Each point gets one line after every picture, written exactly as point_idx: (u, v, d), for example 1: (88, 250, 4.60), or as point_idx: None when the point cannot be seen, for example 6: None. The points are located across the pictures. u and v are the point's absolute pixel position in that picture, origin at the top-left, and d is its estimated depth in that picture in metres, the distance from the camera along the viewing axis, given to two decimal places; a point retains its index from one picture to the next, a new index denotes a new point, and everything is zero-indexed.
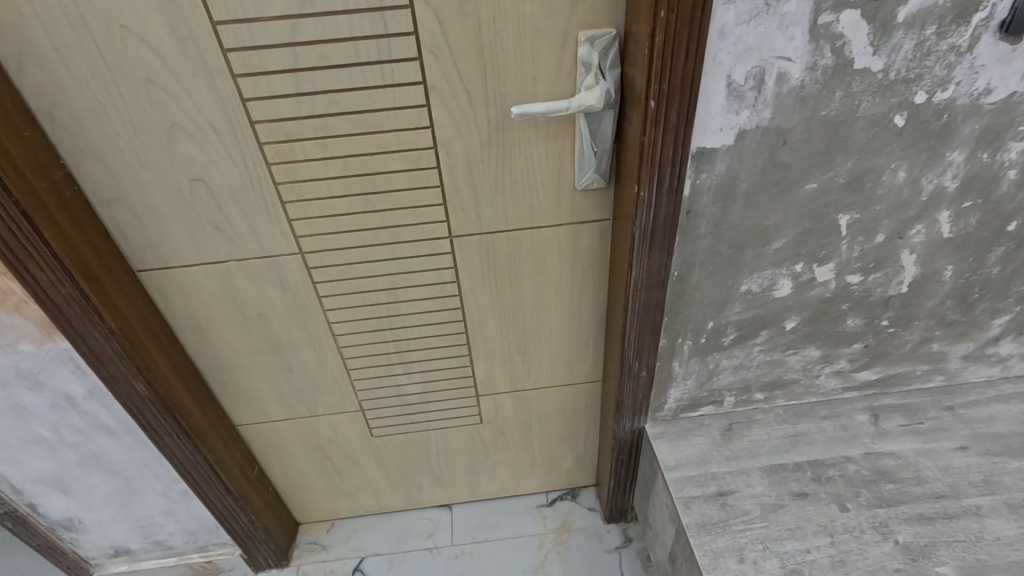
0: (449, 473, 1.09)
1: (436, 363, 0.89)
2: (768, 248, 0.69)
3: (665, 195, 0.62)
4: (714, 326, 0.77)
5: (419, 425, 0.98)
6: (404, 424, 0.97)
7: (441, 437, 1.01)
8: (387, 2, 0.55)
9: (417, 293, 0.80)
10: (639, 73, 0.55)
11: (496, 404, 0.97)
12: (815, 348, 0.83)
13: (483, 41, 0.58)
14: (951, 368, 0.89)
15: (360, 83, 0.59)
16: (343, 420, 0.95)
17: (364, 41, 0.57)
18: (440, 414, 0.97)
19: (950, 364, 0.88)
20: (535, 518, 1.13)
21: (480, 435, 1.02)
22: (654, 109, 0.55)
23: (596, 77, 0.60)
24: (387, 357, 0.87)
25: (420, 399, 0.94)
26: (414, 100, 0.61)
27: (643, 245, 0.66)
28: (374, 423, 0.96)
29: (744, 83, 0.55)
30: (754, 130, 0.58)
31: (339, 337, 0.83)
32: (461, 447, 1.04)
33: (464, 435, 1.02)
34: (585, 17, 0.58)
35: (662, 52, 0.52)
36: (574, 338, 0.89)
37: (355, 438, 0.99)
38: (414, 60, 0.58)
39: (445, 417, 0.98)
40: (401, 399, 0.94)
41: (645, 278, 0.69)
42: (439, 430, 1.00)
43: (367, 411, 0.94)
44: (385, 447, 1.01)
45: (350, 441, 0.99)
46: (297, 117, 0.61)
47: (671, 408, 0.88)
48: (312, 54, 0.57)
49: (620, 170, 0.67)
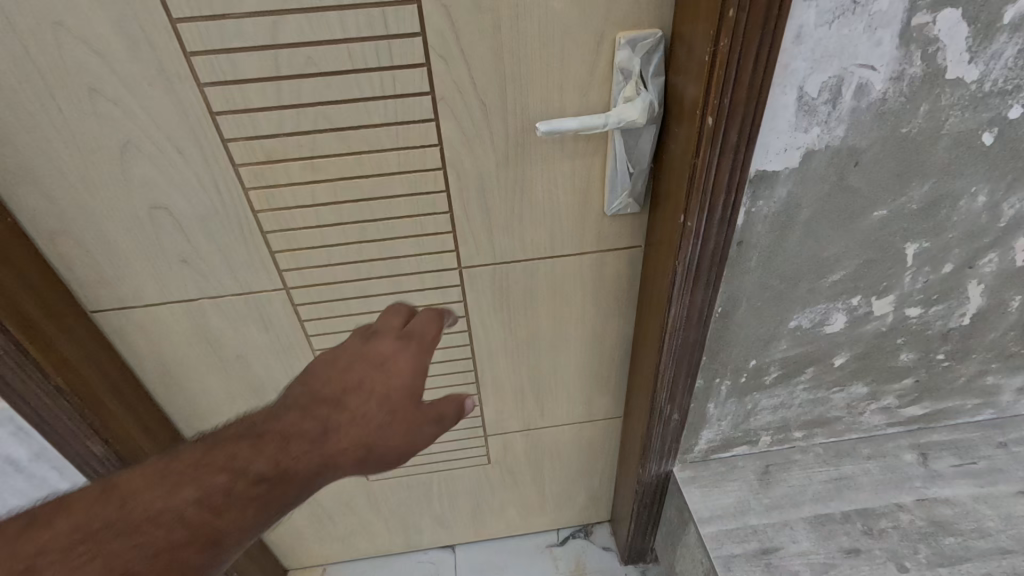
0: (453, 515, 1.00)
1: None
2: (824, 280, 0.61)
3: (715, 225, 0.53)
4: (756, 365, 0.69)
5: (420, 468, 0.89)
6: (404, 467, 0.88)
7: (444, 479, 0.92)
8: None
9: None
10: (694, 84, 0.46)
11: (506, 444, 0.88)
12: (862, 384, 0.75)
13: (504, 43, 0.48)
14: (1003, 401, 0.81)
15: (355, 93, 0.49)
16: None
17: (359, 44, 0.47)
18: (443, 456, 0.87)
19: (1004, 397, 0.81)
20: (546, 560, 1.04)
21: (486, 476, 0.93)
22: (711, 128, 0.46)
23: (636, 87, 0.51)
24: None
25: None
26: (420, 114, 0.51)
27: (686, 280, 0.57)
28: None
29: (817, 96, 0.46)
30: (823, 150, 0.50)
31: None
32: (466, 488, 0.94)
33: (469, 476, 0.92)
34: (625, 16, 0.48)
35: (727, 60, 0.43)
36: (595, 373, 0.79)
37: (348, 483, 0.89)
38: (420, 67, 0.48)
39: (449, 459, 0.88)
40: None
41: (685, 316, 0.60)
42: (442, 473, 0.90)
43: None
44: (383, 491, 0.91)
45: (343, 486, 0.89)
46: (279, 134, 0.50)
47: (702, 449, 0.80)
48: (296, 59, 0.47)
49: (658, 193, 0.58)
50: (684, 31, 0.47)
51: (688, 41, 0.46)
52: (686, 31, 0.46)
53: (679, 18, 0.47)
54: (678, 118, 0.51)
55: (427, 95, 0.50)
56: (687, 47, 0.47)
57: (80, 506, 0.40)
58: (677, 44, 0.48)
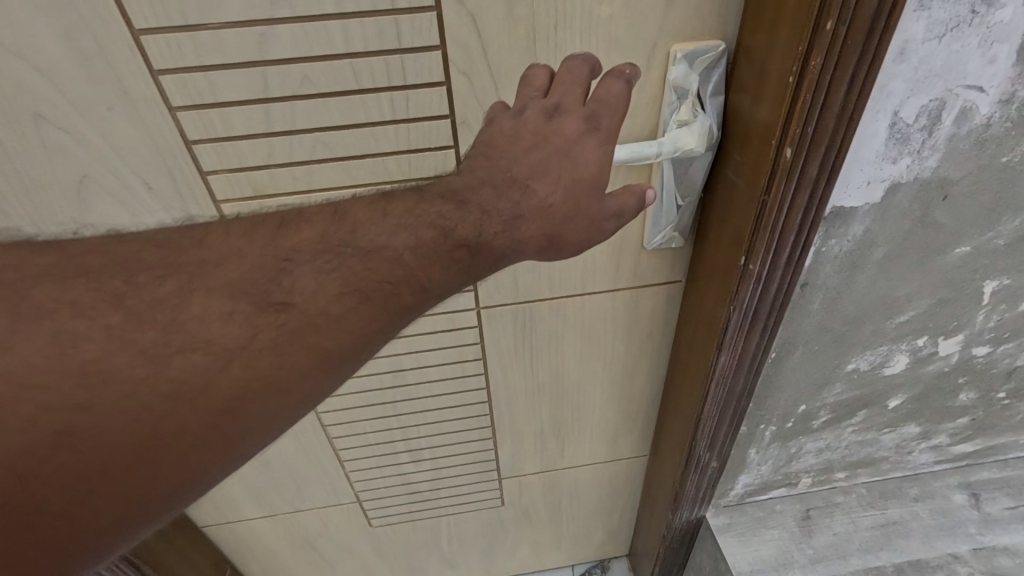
0: (464, 556, 0.92)
1: (452, 449, 0.72)
2: (890, 322, 0.54)
3: (781, 267, 0.45)
4: (805, 409, 0.62)
5: (429, 513, 0.81)
6: (411, 512, 0.80)
7: (454, 522, 0.84)
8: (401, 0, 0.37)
9: (430, 374, 0.62)
10: (768, 108, 0.38)
11: (521, 486, 0.80)
12: (914, 424, 0.68)
13: (539, 57, 0.40)
14: None
15: (360, 117, 0.41)
16: (335, 513, 0.77)
17: (367, 58, 0.39)
18: (454, 500, 0.80)
19: None
20: None
21: (500, 518, 0.86)
22: (789, 161, 0.39)
23: (693, 107, 0.43)
24: (390, 445, 0.69)
25: (431, 486, 0.77)
26: (437, 140, 0.43)
27: (740, 326, 0.50)
28: (374, 514, 0.79)
29: (913, 123, 0.39)
30: (911, 183, 0.42)
31: (330, 427, 0.65)
32: (477, 530, 0.87)
33: (482, 519, 0.85)
34: (682, 24, 0.40)
35: (816, 82, 0.35)
36: (621, 413, 0.72)
37: (349, 530, 0.81)
38: (438, 85, 0.40)
39: (461, 503, 0.81)
40: (407, 488, 0.76)
41: (736, 363, 0.53)
42: (452, 516, 0.83)
43: (365, 502, 0.76)
44: (386, 536, 0.84)
45: (343, 533, 0.81)
46: (268, 165, 0.42)
47: (738, 493, 0.73)
48: (289, 77, 0.38)
49: (707, 226, 0.50)
50: (754, 45, 0.39)
51: (760, 56, 0.39)
52: (758, 44, 0.39)
53: (747, 28, 0.40)
54: (739, 144, 0.43)
55: (446, 118, 0.42)
56: (757, 64, 0.39)
57: (223, 240, 0.34)
58: (743, 59, 0.41)
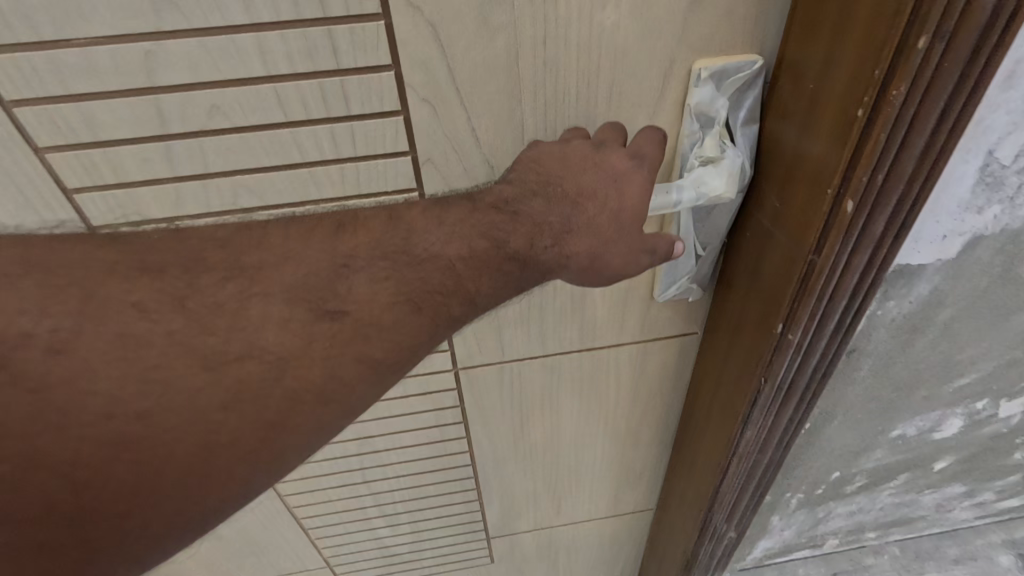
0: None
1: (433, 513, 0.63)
2: (948, 386, 0.45)
3: (826, 336, 0.36)
4: (839, 476, 0.54)
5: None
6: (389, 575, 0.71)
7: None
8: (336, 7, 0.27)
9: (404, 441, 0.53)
10: (821, 146, 0.29)
11: (512, 544, 0.72)
12: (959, 484, 0.60)
13: (524, 79, 0.31)
14: None
15: (296, 156, 0.32)
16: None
17: (296, 82, 0.29)
18: (437, 561, 0.71)
19: None
20: None
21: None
22: (849, 216, 0.29)
23: (720, 139, 0.33)
24: (360, 511, 0.61)
25: (411, 548, 0.68)
26: (397, 184, 0.34)
27: (771, 399, 0.41)
28: None
29: (1009, 165, 0.30)
30: (995, 235, 0.33)
31: (289, 496, 0.56)
32: None
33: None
34: (709, 36, 0.31)
35: (895, 118, 0.26)
36: (624, 470, 0.64)
37: None
38: (393, 116, 0.31)
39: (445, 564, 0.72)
40: (384, 551, 0.68)
41: (763, 436, 0.44)
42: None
43: (336, 567, 0.68)
44: None
45: None
46: (181, 216, 0.33)
47: (756, 557, 0.65)
48: (193, 108, 0.29)
49: (729, 277, 0.41)
50: (804, 61, 0.30)
51: (813, 78, 0.29)
52: (810, 62, 0.29)
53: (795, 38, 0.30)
54: (776, 187, 0.34)
55: (407, 157, 0.33)
56: (808, 87, 0.30)
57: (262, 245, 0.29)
58: (789, 79, 0.31)
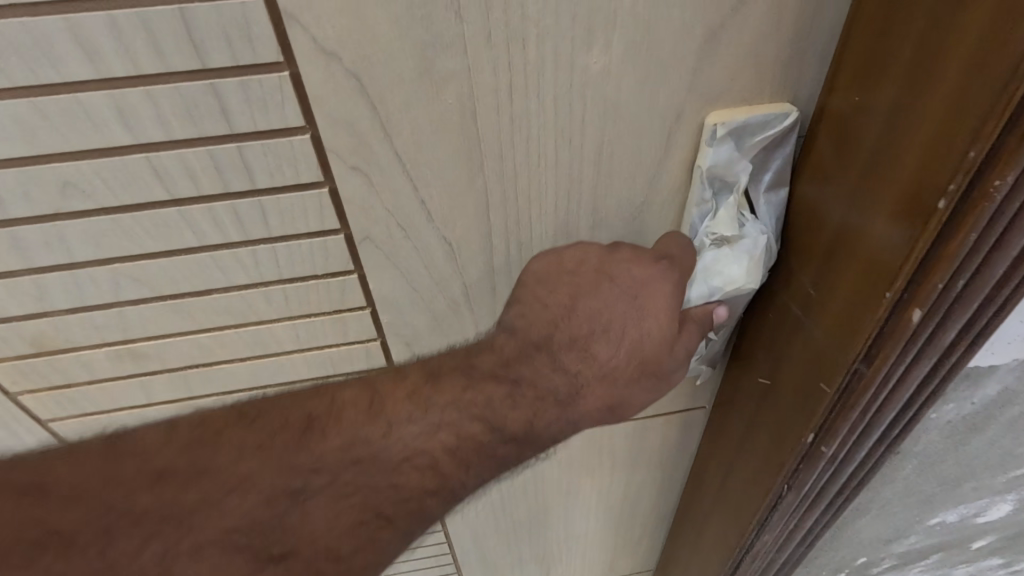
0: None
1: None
2: (1002, 476, 0.38)
3: (867, 447, 0.29)
4: (864, 560, 0.47)
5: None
6: None
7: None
8: (217, 56, 0.20)
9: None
10: (880, 235, 0.22)
11: None
12: (998, 557, 0.53)
13: (484, 140, 0.24)
14: None
15: (192, 238, 0.25)
16: None
17: (177, 151, 0.22)
18: None
19: None
20: None
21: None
22: (914, 328, 0.22)
23: (738, 210, 0.27)
24: None
25: None
26: (328, 266, 0.27)
27: (794, 505, 0.34)
28: None
29: None
30: None
31: None
32: None
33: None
34: (727, 83, 0.24)
35: (996, 213, 0.18)
36: (621, 537, 0.57)
37: None
38: (315, 188, 0.24)
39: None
40: None
41: (782, 537, 0.37)
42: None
43: None
44: None
45: None
46: (53, 310, 0.26)
47: None
48: (43, 187, 0.22)
49: (743, 359, 0.34)
50: (862, 118, 0.22)
51: (870, 142, 0.22)
52: (869, 119, 0.22)
53: (847, 86, 0.23)
54: (810, 268, 0.26)
55: (339, 234, 0.26)
56: (863, 153, 0.22)
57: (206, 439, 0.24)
58: (836, 138, 0.24)
